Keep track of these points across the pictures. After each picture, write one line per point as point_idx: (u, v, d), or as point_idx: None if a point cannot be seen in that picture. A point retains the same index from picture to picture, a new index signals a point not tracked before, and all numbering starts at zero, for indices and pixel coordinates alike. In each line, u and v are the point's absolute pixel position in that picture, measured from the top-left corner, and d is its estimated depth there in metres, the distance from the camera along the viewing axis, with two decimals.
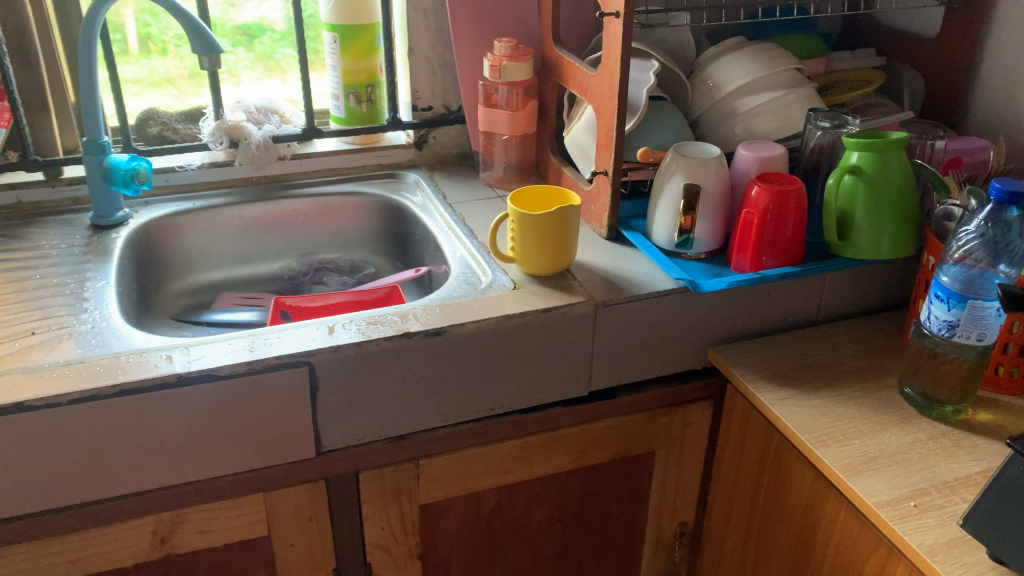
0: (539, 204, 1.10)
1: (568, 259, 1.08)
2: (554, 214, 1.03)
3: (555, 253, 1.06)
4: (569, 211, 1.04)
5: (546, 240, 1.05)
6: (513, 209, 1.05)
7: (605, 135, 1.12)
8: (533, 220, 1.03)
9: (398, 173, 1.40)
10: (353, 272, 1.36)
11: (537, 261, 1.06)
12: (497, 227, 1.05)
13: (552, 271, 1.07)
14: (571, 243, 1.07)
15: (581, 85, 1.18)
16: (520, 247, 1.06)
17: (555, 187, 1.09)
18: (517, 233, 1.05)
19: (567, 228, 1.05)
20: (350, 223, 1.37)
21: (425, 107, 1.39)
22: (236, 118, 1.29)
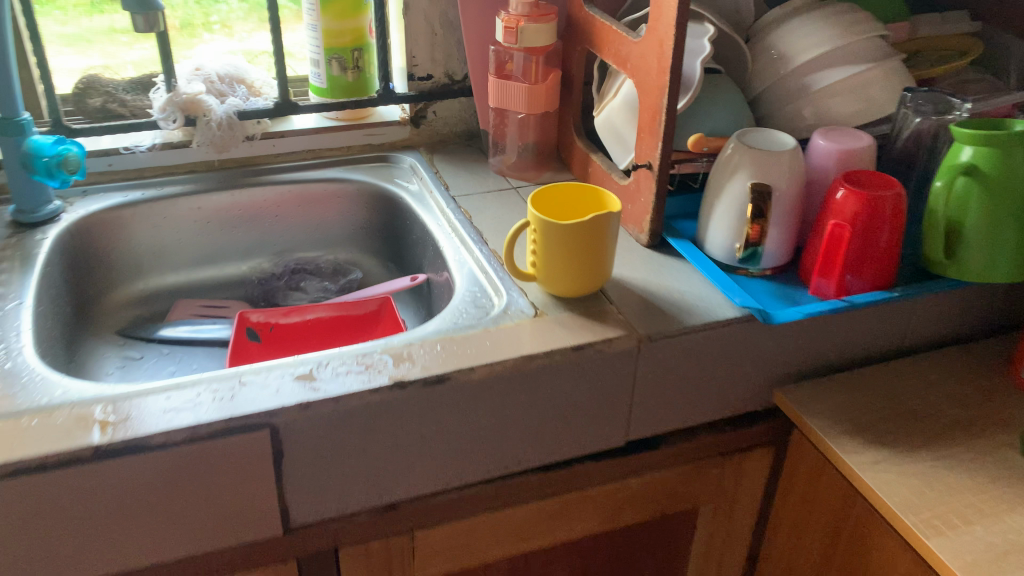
0: (566, 206, 0.88)
1: (603, 277, 0.86)
2: (588, 223, 0.81)
3: (588, 270, 0.84)
4: (608, 218, 0.81)
5: (577, 255, 0.83)
6: (535, 215, 0.82)
7: (651, 118, 0.89)
8: (561, 231, 0.81)
9: (392, 156, 1.17)
10: (336, 276, 1.13)
11: (564, 281, 0.84)
12: (515, 239, 0.83)
13: (583, 293, 0.86)
14: (608, 258, 0.85)
15: (618, 53, 0.94)
16: (544, 263, 0.84)
17: (587, 185, 0.86)
18: (540, 245, 0.83)
19: (604, 240, 0.83)
20: (333, 216, 1.15)
21: (424, 76, 1.16)
22: (193, 90, 1.05)
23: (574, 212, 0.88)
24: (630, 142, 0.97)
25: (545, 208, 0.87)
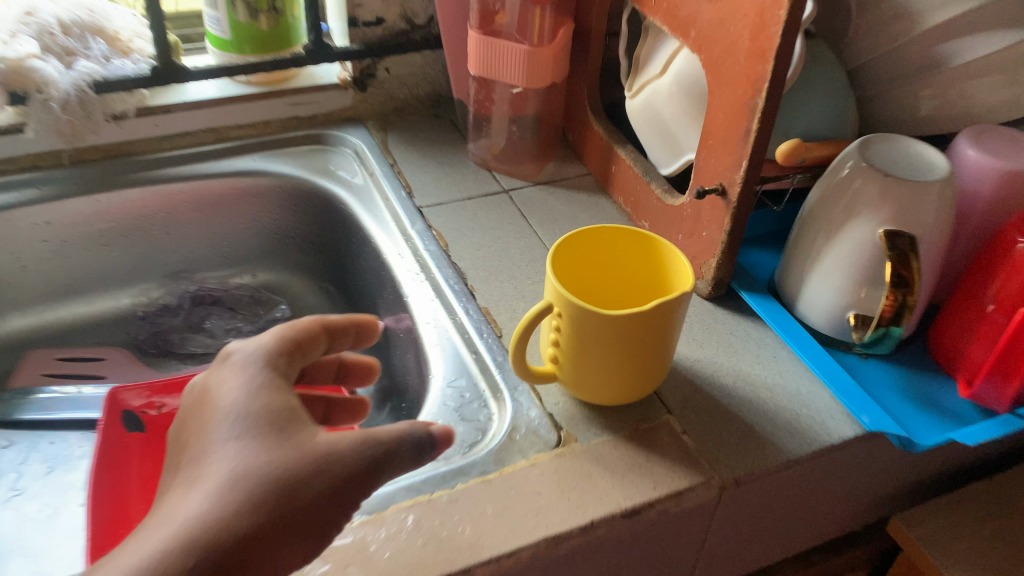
0: (609, 258, 0.57)
1: (660, 376, 0.56)
2: (646, 313, 0.50)
3: (639, 371, 0.54)
4: (678, 302, 0.51)
5: (625, 355, 0.52)
6: (563, 294, 0.51)
7: (733, 125, 0.57)
8: (603, 323, 0.50)
9: (329, 134, 0.84)
10: (255, 308, 0.82)
11: (601, 386, 0.55)
12: (530, 330, 0.52)
13: (628, 400, 0.56)
14: (670, 350, 0.55)
15: (675, 11, 0.61)
16: (573, 361, 0.54)
17: (643, 232, 0.55)
18: (568, 337, 0.53)
19: (668, 331, 0.52)
20: (249, 223, 0.82)
21: (371, 20, 0.81)
22: (17, 52, 0.67)
23: (621, 266, 0.57)
24: (686, 144, 0.66)
25: (574, 263, 0.56)
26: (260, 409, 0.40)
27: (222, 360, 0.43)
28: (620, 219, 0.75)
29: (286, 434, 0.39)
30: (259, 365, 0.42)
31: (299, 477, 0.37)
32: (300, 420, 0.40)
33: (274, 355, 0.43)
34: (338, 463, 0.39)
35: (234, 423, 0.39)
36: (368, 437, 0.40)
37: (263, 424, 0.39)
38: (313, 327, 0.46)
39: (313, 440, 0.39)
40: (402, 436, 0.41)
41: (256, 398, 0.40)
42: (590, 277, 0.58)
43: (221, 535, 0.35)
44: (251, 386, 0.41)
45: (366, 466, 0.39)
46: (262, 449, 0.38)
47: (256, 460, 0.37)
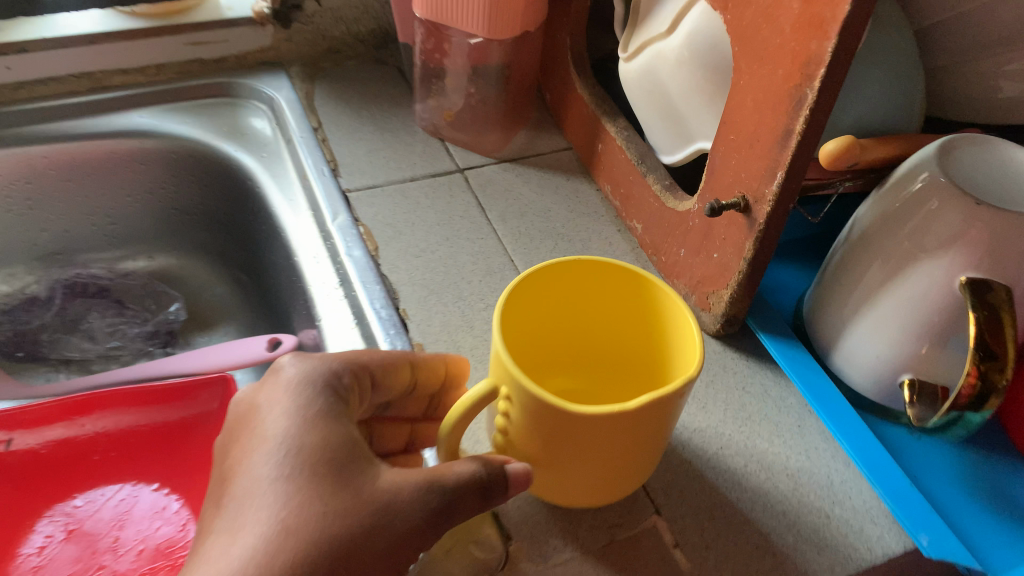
0: (592, 294, 0.41)
1: (645, 469, 0.40)
2: (622, 411, 0.33)
3: (613, 469, 0.38)
4: (672, 394, 0.34)
5: (592, 453, 0.36)
6: (507, 364, 0.35)
7: (770, 121, 0.40)
8: (560, 416, 0.34)
9: (241, 84, 0.66)
10: (144, 302, 0.67)
11: (559, 480, 0.39)
12: (471, 407, 0.36)
13: (598, 496, 0.40)
14: (662, 442, 0.38)
15: None
16: (519, 449, 0.38)
17: (638, 270, 0.39)
18: (513, 418, 0.37)
19: (656, 426, 0.36)
20: (136, 196, 0.65)
21: None
22: None
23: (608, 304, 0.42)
24: (695, 130, 0.50)
25: (539, 301, 0.41)
26: (315, 442, 0.32)
27: (277, 368, 0.36)
28: (605, 214, 0.58)
29: (345, 474, 0.32)
30: (315, 387, 0.35)
31: (356, 530, 0.31)
32: (363, 463, 0.33)
33: (336, 374, 0.36)
34: (400, 516, 0.32)
35: (277, 458, 0.32)
36: (432, 482, 0.33)
37: (321, 462, 0.32)
38: (378, 355, 0.39)
39: (377, 489, 0.32)
40: (478, 479, 0.34)
41: (307, 430, 0.33)
42: (563, 314, 0.43)
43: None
44: (306, 412, 0.34)
45: (429, 519, 0.32)
46: (315, 498, 0.31)
47: (306, 506, 0.31)
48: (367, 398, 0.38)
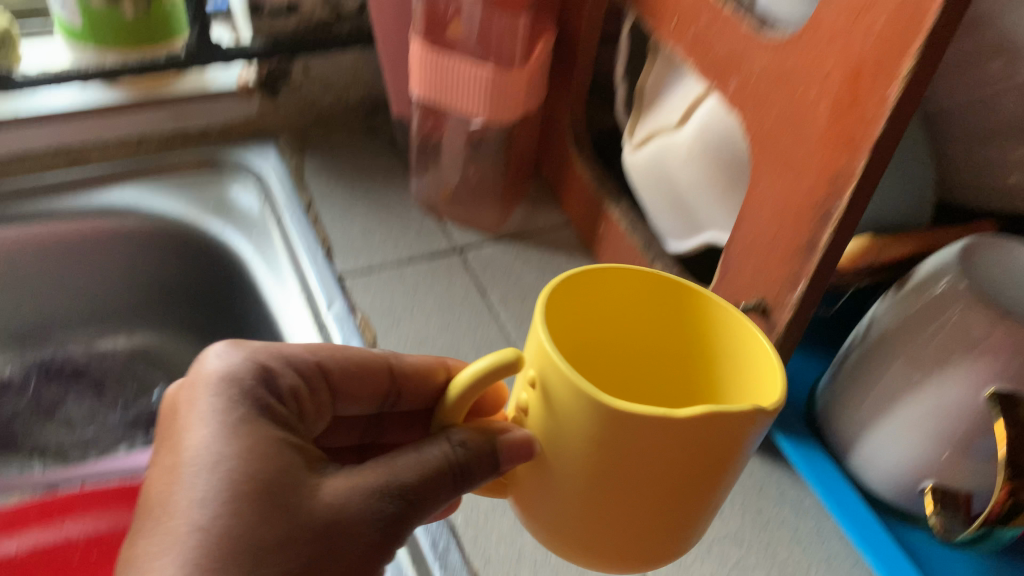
0: (650, 313, 0.36)
1: (691, 529, 0.32)
2: (666, 418, 0.27)
3: (651, 519, 0.30)
4: (734, 415, 0.27)
5: (626, 484, 0.29)
6: (540, 339, 0.30)
7: (795, 231, 0.39)
8: (589, 414, 0.28)
9: (225, 155, 0.63)
10: (125, 385, 0.64)
11: (584, 526, 0.32)
12: (468, 393, 0.32)
13: (626, 559, 0.33)
14: (716, 493, 0.31)
15: (705, 50, 0.43)
16: (540, 466, 0.32)
17: (705, 291, 0.34)
18: (537, 418, 0.31)
19: (721, 454, 0.29)
20: (116, 275, 0.62)
21: (282, 6, 0.60)
22: None
23: (668, 331, 0.36)
24: (706, 220, 0.48)
25: (585, 317, 0.35)
26: (243, 448, 0.29)
27: (197, 370, 0.33)
28: None
29: (285, 486, 0.29)
30: (237, 395, 0.32)
31: (307, 537, 0.28)
32: (298, 470, 0.30)
33: (259, 375, 0.33)
34: (353, 518, 0.29)
35: (202, 473, 0.29)
36: (390, 481, 0.30)
37: (257, 470, 0.29)
38: (331, 359, 0.37)
39: (318, 497, 0.29)
40: (439, 465, 0.31)
41: (228, 441, 0.30)
42: (613, 339, 0.36)
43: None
44: (228, 419, 0.30)
45: (390, 519, 0.30)
46: (255, 513, 0.28)
47: (241, 537, 0.27)
48: (320, 402, 0.36)
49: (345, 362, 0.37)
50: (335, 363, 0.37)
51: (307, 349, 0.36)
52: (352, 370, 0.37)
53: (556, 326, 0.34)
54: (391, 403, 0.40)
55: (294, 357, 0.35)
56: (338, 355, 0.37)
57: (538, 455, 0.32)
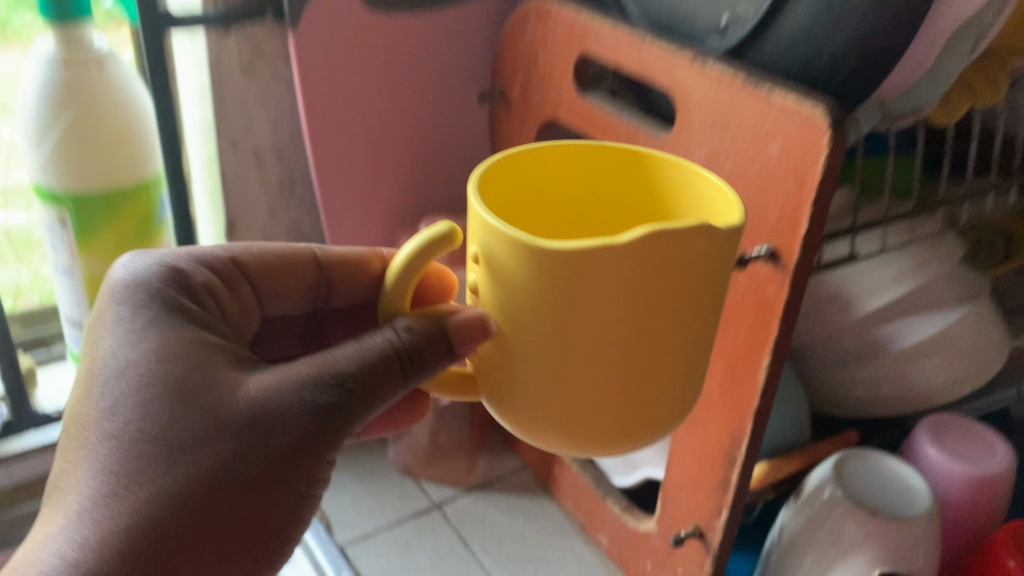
0: (596, 173, 0.37)
1: (675, 386, 0.32)
2: (610, 249, 0.27)
3: (627, 378, 0.30)
4: (676, 234, 0.28)
5: (588, 352, 0.30)
6: (474, 217, 0.30)
7: (710, 473, 0.52)
8: (537, 268, 0.28)
9: None
10: None
11: (561, 404, 0.31)
12: (402, 279, 0.32)
13: (616, 440, 0.32)
14: (687, 340, 0.31)
15: None
16: (497, 348, 0.32)
17: (648, 151, 0.36)
18: (485, 298, 0.32)
19: (679, 278, 0.29)
20: None
21: None
22: None
23: (620, 180, 0.37)
24: (641, 459, 0.61)
25: (530, 190, 0.36)
26: (154, 350, 0.35)
27: (109, 283, 0.38)
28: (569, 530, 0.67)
29: (196, 388, 0.34)
30: (143, 301, 0.37)
31: (223, 425, 0.33)
32: (213, 369, 0.34)
33: (167, 284, 0.38)
34: (274, 407, 0.33)
35: (115, 383, 0.34)
36: (322, 371, 0.34)
37: (169, 369, 0.34)
38: (247, 254, 0.43)
39: (229, 398, 0.33)
40: (384, 353, 0.33)
41: (141, 346, 0.35)
42: (569, 202, 0.38)
43: (143, 515, 0.32)
44: (137, 327, 0.36)
45: (323, 405, 0.33)
46: (169, 409, 0.33)
47: (148, 460, 0.32)
48: (240, 295, 0.42)
49: (263, 269, 0.43)
50: (252, 272, 0.43)
51: (216, 252, 0.42)
52: (272, 269, 0.43)
53: (500, 207, 0.35)
54: (322, 298, 0.46)
55: (207, 261, 0.41)
56: (258, 249, 0.43)
57: (495, 333, 0.32)
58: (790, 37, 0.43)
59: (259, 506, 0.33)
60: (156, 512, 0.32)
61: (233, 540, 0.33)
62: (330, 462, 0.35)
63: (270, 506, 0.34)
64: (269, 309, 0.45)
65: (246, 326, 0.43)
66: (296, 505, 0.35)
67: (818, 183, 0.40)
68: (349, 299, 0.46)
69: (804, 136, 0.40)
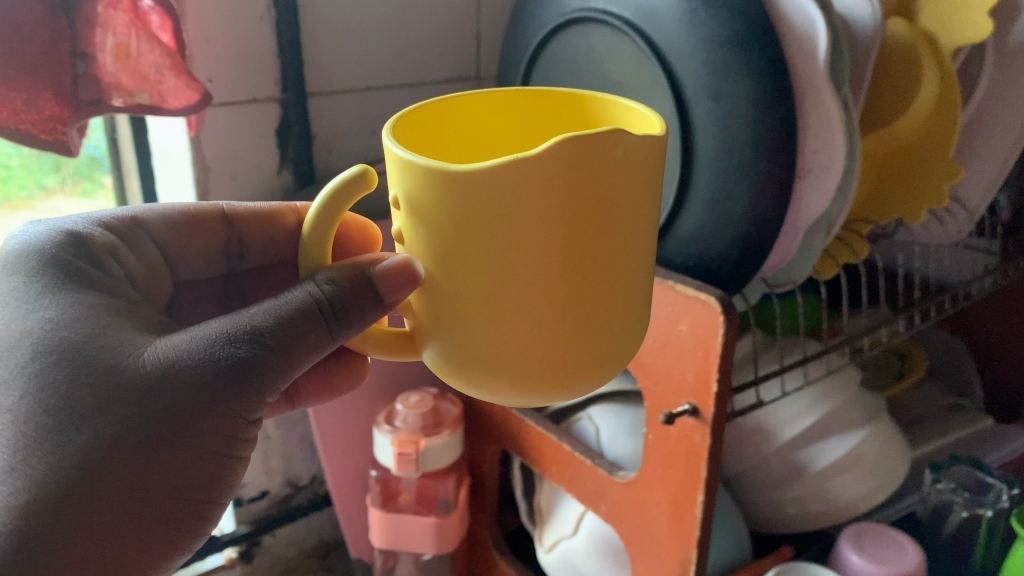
0: (516, 103, 0.39)
1: (617, 307, 0.33)
2: (526, 162, 0.28)
3: (562, 304, 0.31)
4: (593, 142, 0.28)
5: (517, 276, 0.30)
6: (390, 157, 0.31)
7: None
8: (453, 193, 0.29)
9: None
10: None
11: (494, 337, 0.32)
12: (320, 226, 0.35)
13: (563, 370, 0.33)
14: (623, 259, 0.32)
15: (582, 486, 0.66)
16: (428, 292, 0.33)
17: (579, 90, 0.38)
18: (412, 243, 0.33)
19: (601, 192, 0.29)
20: None
21: (255, 494, 0.79)
22: None
23: (540, 112, 0.39)
24: None
25: (452, 128, 0.38)
26: (50, 317, 0.36)
27: (1, 253, 0.40)
28: None
29: (99, 352, 0.35)
30: (37, 268, 0.39)
31: (128, 390, 0.35)
32: (114, 328, 0.37)
33: (64, 245, 0.40)
34: (191, 367, 0.36)
35: (11, 353, 0.36)
36: (242, 326, 0.36)
37: (66, 333, 0.36)
38: (149, 214, 0.47)
39: (133, 357, 0.35)
40: (305, 303, 0.37)
41: (35, 314, 0.37)
42: (492, 135, 0.40)
43: (47, 481, 0.34)
44: (31, 296, 0.37)
45: (236, 358, 0.36)
46: (67, 372, 0.35)
47: (50, 420, 0.35)
48: (143, 251, 0.46)
49: (174, 234, 0.48)
50: (155, 232, 0.47)
51: (113, 216, 0.45)
52: (181, 225, 0.48)
53: (424, 150, 0.37)
54: (234, 255, 0.51)
55: (105, 225, 0.44)
56: (166, 212, 0.48)
57: (422, 281, 0.33)
58: (688, 237, 0.57)
59: (173, 462, 0.36)
60: (62, 475, 0.34)
61: (152, 487, 0.36)
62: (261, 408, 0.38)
63: (185, 466, 0.36)
64: (181, 271, 0.50)
65: (155, 284, 0.47)
66: (215, 466, 0.38)
67: (719, 356, 0.51)
68: (262, 251, 0.52)
69: (706, 319, 0.51)
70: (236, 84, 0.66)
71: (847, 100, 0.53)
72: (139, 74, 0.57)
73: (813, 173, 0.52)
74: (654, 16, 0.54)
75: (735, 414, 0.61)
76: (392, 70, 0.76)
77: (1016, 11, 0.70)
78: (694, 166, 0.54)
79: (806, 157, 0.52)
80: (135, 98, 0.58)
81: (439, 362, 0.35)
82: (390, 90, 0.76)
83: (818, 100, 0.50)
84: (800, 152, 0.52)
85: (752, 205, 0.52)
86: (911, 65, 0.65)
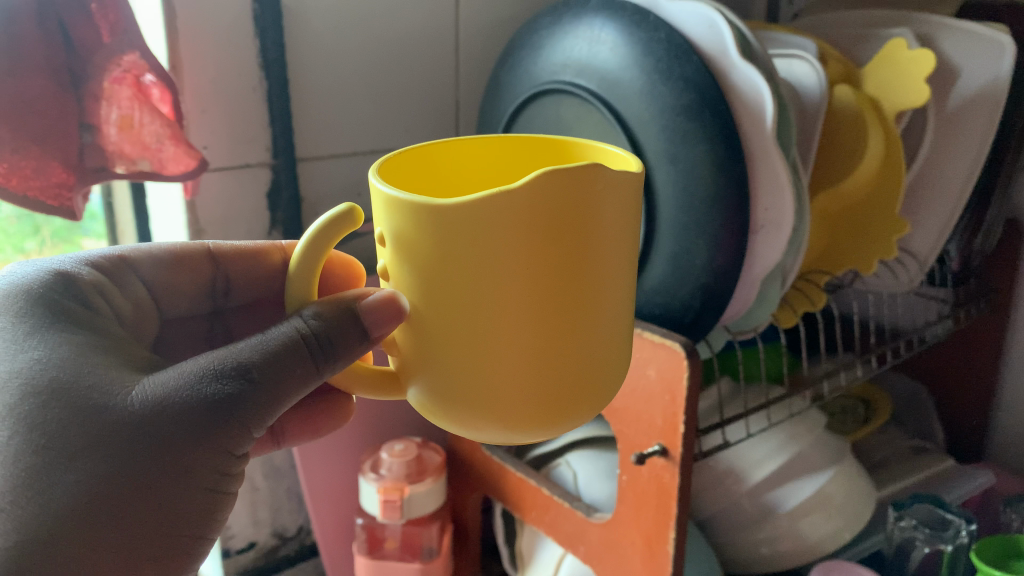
0: (498, 149, 0.43)
1: (592, 340, 0.36)
2: (508, 196, 0.31)
3: (540, 332, 0.35)
4: (570, 178, 0.32)
5: (500, 305, 0.34)
6: (377, 195, 0.35)
7: None
8: (442, 226, 0.33)
9: None
10: None
11: (476, 363, 0.36)
12: (306, 263, 0.37)
13: (542, 399, 0.36)
14: (597, 294, 0.35)
15: (561, 529, 0.69)
16: (414, 324, 0.37)
17: (559, 138, 0.42)
18: (400, 277, 0.36)
19: (579, 227, 0.33)
20: None
21: (243, 545, 0.81)
22: None
23: (516, 156, 0.44)
24: None
25: (434, 171, 0.42)
26: (38, 357, 0.37)
27: None
28: None
29: (89, 391, 0.36)
30: (24, 307, 0.39)
31: (119, 426, 0.35)
32: (103, 368, 0.37)
33: (52, 283, 0.41)
34: (181, 402, 0.36)
35: None
36: (230, 361, 0.37)
37: (55, 373, 0.36)
38: (136, 254, 0.49)
39: (124, 396, 0.36)
40: (291, 340, 0.38)
41: (22, 354, 0.37)
42: (474, 180, 0.44)
43: (34, 523, 0.34)
44: (17, 337, 0.38)
45: (225, 394, 0.37)
46: (56, 411, 0.35)
47: (38, 460, 0.35)
48: (133, 292, 0.48)
49: (163, 275, 0.51)
50: (145, 273, 0.49)
51: (101, 256, 0.46)
52: (169, 265, 0.51)
53: (407, 187, 0.41)
54: (219, 292, 0.54)
55: (92, 264, 0.45)
56: (156, 252, 0.50)
57: (407, 314, 0.37)
58: (652, 289, 0.61)
59: (160, 501, 0.36)
60: (52, 517, 0.34)
61: (136, 531, 0.36)
62: (239, 448, 0.38)
63: (176, 502, 0.37)
64: (168, 310, 0.52)
65: (144, 323, 0.49)
66: (206, 503, 0.38)
67: (686, 398, 0.54)
68: (248, 287, 0.54)
69: (672, 363, 0.55)
70: (230, 150, 0.71)
71: (794, 162, 0.58)
72: (141, 143, 0.62)
73: (766, 229, 0.57)
74: (615, 82, 0.59)
75: (704, 455, 0.64)
76: (376, 136, 0.81)
77: (951, 78, 0.76)
78: (654, 217, 0.59)
79: (759, 214, 0.57)
80: (137, 165, 0.62)
81: (426, 390, 0.38)
82: (374, 153, 0.81)
83: (767, 162, 0.55)
84: (753, 210, 0.57)
85: (711, 258, 0.56)
86: (857, 127, 0.71)
